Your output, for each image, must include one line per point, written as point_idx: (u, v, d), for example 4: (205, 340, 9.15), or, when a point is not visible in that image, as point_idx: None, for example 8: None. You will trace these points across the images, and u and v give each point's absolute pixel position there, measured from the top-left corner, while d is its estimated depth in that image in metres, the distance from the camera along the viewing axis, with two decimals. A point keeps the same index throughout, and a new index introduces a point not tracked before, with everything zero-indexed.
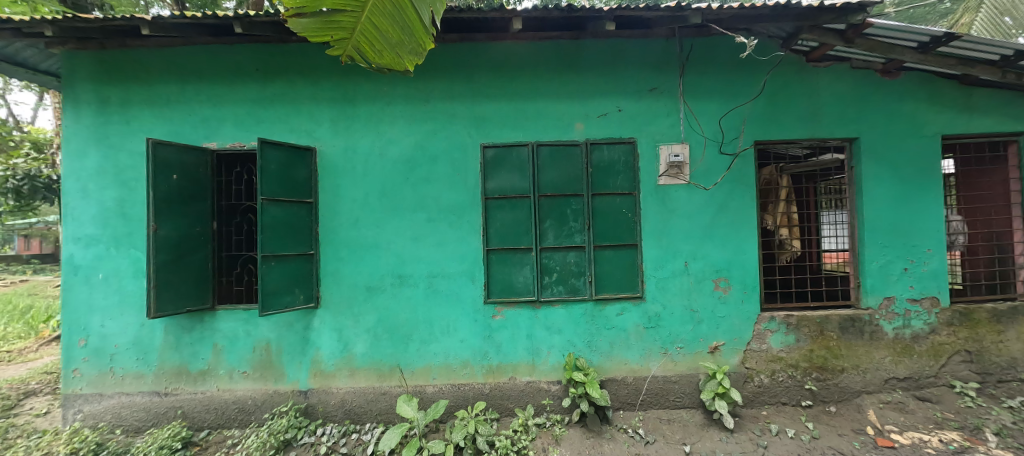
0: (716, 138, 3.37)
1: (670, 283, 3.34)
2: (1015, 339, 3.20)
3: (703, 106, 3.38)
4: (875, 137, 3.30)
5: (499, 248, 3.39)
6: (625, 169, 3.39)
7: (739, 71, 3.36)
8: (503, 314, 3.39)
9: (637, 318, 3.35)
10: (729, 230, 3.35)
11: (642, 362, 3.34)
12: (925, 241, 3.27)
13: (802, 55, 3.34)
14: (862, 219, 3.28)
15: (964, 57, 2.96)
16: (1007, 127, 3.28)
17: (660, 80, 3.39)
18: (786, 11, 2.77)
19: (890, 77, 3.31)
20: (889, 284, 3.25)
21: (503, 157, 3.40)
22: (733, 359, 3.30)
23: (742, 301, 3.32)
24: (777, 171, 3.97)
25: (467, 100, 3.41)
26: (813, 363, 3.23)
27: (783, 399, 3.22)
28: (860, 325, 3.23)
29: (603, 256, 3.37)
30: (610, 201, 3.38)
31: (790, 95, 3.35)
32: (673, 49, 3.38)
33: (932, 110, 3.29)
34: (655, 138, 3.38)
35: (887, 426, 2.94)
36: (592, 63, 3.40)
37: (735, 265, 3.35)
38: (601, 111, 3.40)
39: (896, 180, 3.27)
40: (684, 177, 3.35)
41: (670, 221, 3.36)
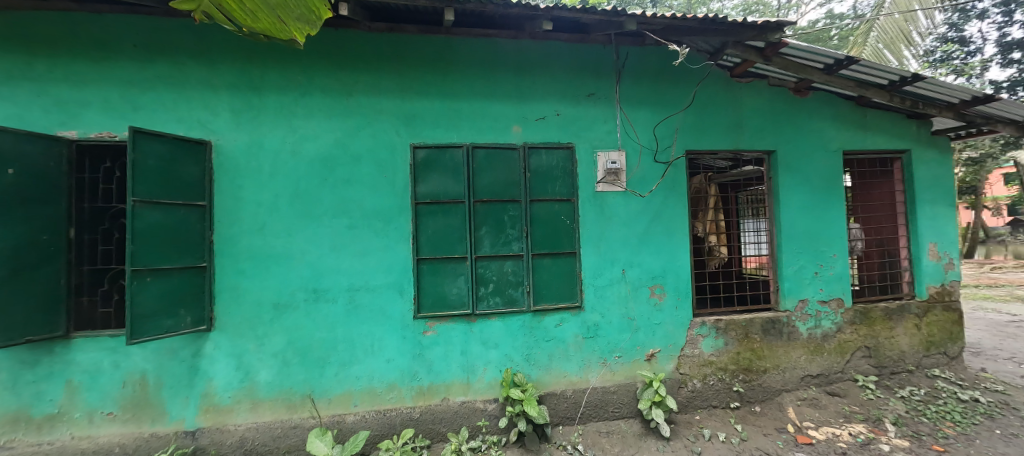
0: (650, 146, 3.41)
1: (608, 291, 3.30)
2: (902, 334, 3.59)
3: (638, 114, 3.40)
4: (789, 150, 3.54)
5: (431, 258, 3.13)
6: (564, 175, 3.30)
7: (671, 82, 3.44)
8: (435, 329, 3.12)
9: (576, 329, 3.25)
10: (663, 237, 3.39)
11: (581, 374, 3.24)
12: (831, 247, 3.55)
13: (727, 71, 3.50)
14: (779, 226, 3.49)
15: (860, 80, 3.27)
16: (892, 146, 3.70)
17: (596, 86, 3.36)
18: (714, 26, 2.84)
19: (801, 96, 3.59)
20: (803, 287, 3.48)
21: (436, 159, 3.16)
22: (668, 366, 3.31)
23: (676, 307, 3.36)
24: (706, 181, 4.18)
25: (396, 96, 3.12)
26: (739, 365, 3.34)
27: (714, 403, 3.29)
28: (779, 327, 3.42)
29: (542, 265, 3.25)
30: (548, 207, 3.26)
31: (716, 107, 3.49)
32: (609, 56, 3.38)
33: (834, 128, 3.62)
34: (593, 144, 3.34)
35: (805, 423, 3.11)
36: (530, 65, 3.29)
37: (669, 272, 3.38)
38: (539, 114, 3.29)
39: (807, 190, 3.54)
40: (620, 184, 3.34)
41: (608, 228, 3.32)
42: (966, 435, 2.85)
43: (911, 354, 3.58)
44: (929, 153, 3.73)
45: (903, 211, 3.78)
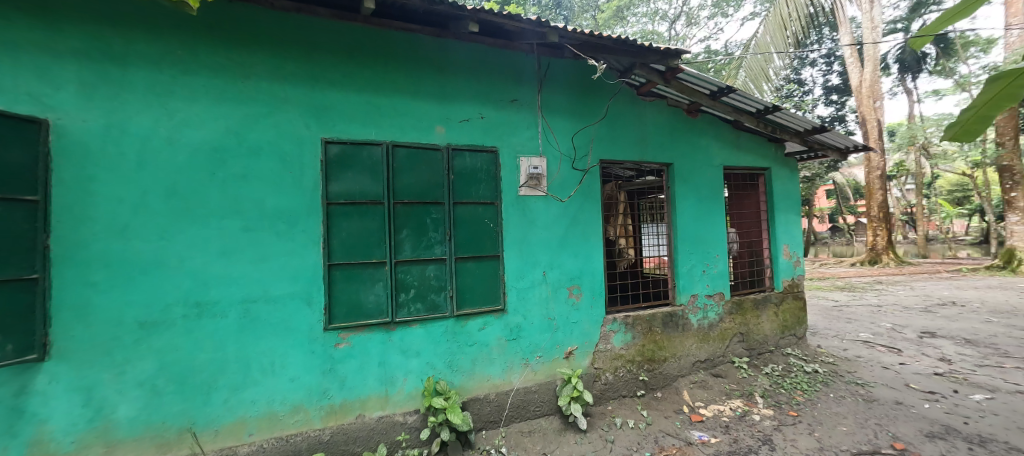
0: (569, 154, 3.60)
1: (530, 293, 3.38)
2: (765, 320, 4.33)
3: (558, 123, 3.58)
4: (683, 163, 4.04)
5: (345, 264, 2.88)
6: (487, 179, 3.32)
7: (587, 95, 3.69)
8: (348, 341, 2.87)
9: (499, 331, 3.28)
10: (580, 240, 3.60)
11: (504, 377, 3.26)
12: (715, 248, 4.14)
13: (633, 89, 3.87)
14: (676, 230, 3.95)
15: (736, 106, 3.86)
16: (758, 164, 4.45)
17: (519, 92, 3.45)
18: (624, 46, 3.11)
19: (692, 116, 4.11)
20: (694, 284, 3.99)
21: (351, 156, 2.92)
22: (584, 361, 3.52)
23: (591, 306, 3.59)
24: (615, 188, 4.57)
25: (304, 84, 2.82)
26: (644, 356, 3.69)
27: (623, 392, 3.58)
28: (676, 319, 3.86)
29: (466, 268, 3.21)
30: (472, 210, 3.25)
31: (625, 122, 3.84)
32: (531, 65, 3.49)
33: (717, 146, 4.22)
34: (516, 149, 3.41)
35: (697, 403, 3.55)
36: (454, 65, 3.24)
37: (585, 273, 3.60)
38: (463, 116, 3.26)
39: (697, 199, 4.07)
40: (542, 189, 3.45)
41: (530, 232, 3.41)
42: (811, 400, 3.52)
43: (771, 337, 4.33)
44: (782, 171, 4.57)
45: (765, 218, 4.57)
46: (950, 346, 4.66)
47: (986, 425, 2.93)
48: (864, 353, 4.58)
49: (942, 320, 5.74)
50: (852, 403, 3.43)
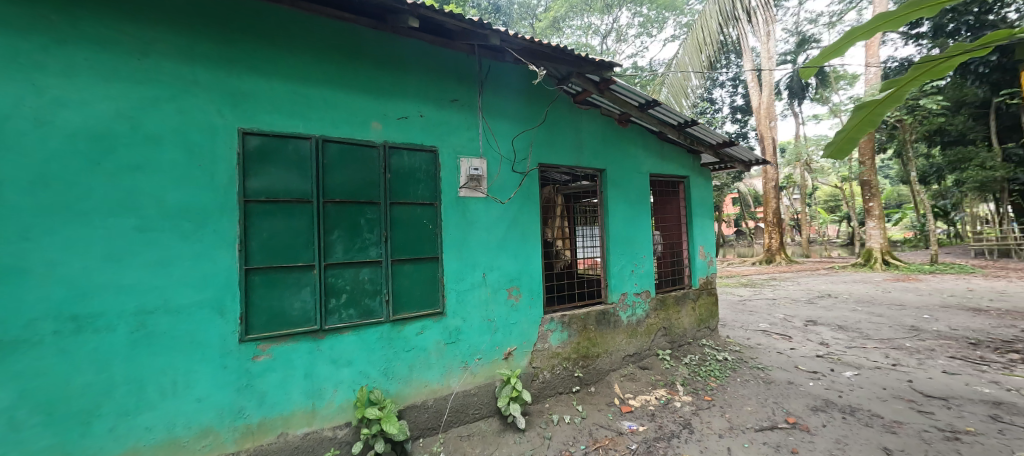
0: (509, 156, 3.65)
1: (469, 295, 3.36)
2: (684, 314, 4.77)
3: (499, 126, 3.61)
4: (615, 170, 4.30)
5: (265, 267, 2.62)
6: (426, 179, 3.24)
7: (526, 99, 3.78)
8: (269, 353, 2.61)
9: (438, 335, 3.20)
10: (520, 242, 3.67)
11: (443, 381, 3.20)
12: (642, 250, 4.46)
13: (570, 96, 4.04)
14: (608, 232, 4.20)
15: (661, 119, 4.21)
16: (679, 172, 4.90)
17: (460, 93, 3.42)
18: (563, 55, 3.24)
19: (623, 126, 4.40)
20: (624, 283, 4.27)
21: (274, 150, 2.67)
22: (523, 361, 3.58)
23: (529, 306, 3.66)
24: (552, 192, 4.73)
25: (217, 67, 2.52)
26: (579, 353, 3.86)
27: (560, 389, 3.70)
28: (608, 317, 4.09)
29: (403, 271, 3.10)
30: (410, 211, 3.15)
31: (563, 128, 3.99)
32: (472, 66, 3.49)
33: (645, 155, 4.57)
34: (456, 150, 3.38)
35: (626, 395, 3.78)
36: (392, 60, 3.12)
37: (524, 274, 3.67)
38: (401, 114, 3.15)
39: (627, 203, 4.36)
40: (482, 191, 3.46)
41: (470, 233, 3.40)
42: (722, 385, 3.95)
43: (689, 330, 4.79)
44: (698, 180, 5.09)
45: (684, 222, 5.05)
46: (827, 332, 5.52)
47: (853, 396, 3.51)
48: (763, 341, 5.24)
49: (820, 309, 6.79)
50: (754, 385, 3.90)
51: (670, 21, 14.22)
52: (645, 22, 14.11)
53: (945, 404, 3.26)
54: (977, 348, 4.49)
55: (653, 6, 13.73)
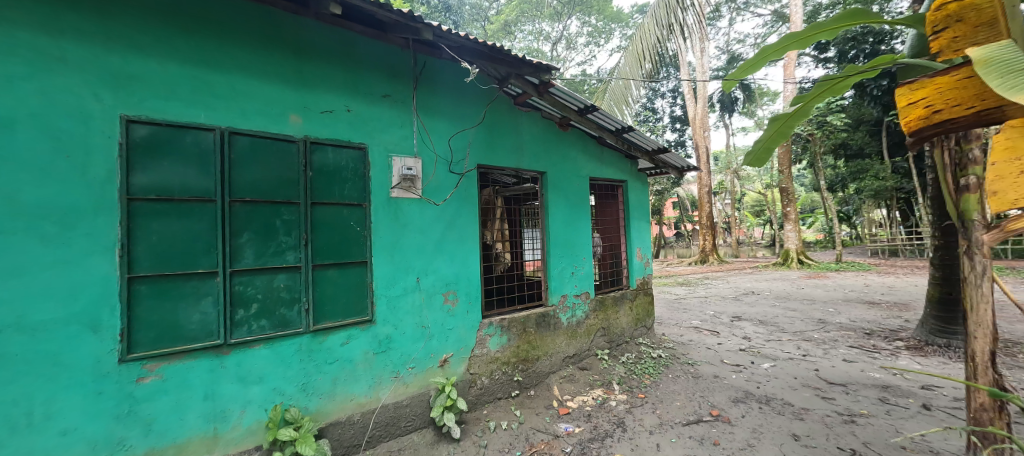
0: (446, 156, 3.53)
1: (401, 301, 3.19)
2: (622, 314, 4.91)
3: (435, 125, 3.48)
4: (555, 172, 4.33)
5: (155, 275, 2.29)
6: (354, 178, 3.03)
7: (465, 98, 3.68)
8: (158, 373, 2.27)
9: (366, 345, 3.00)
10: (457, 244, 3.55)
11: (371, 394, 2.99)
12: (581, 252, 4.53)
13: (511, 98, 4.01)
14: (548, 235, 4.21)
15: (600, 124, 4.29)
16: (617, 176, 5.05)
17: (393, 88, 3.25)
18: (501, 55, 3.15)
19: (563, 129, 4.45)
20: (564, 285, 4.30)
21: (167, 141, 2.34)
22: (460, 368, 3.46)
23: (467, 311, 3.56)
24: (494, 193, 4.68)
25: (94, 43, 2.17)
26: (518, 357, 3.81)
27: (499, 395, 3.63)
28: (548, 319, 4.09)
29: (326, 277, 2.87)
30: (334, 211, 2.92)
31: (502, 129, 3.94)
32: (407, 61, 3.33)
33: (584, 158, 4.66)
34: (388, 148, 3.20)
35: (565, 396, 3.79)
36: (315, 49, 2.88)
37: (461, 278, 3.56)
38: (325, 107, 2.92)
39: (567, 206, 4.41)
40: (416, 191, 3.30)
41: (402, 236, 3.22)
42: (655, 381, 4.09)
43: (627, 329, 4.94)
44: (635, 184, 5.29)
45: (622, 224, 5.21)
46: (750, 326, 5.97)
47: (770, 386, 3.78)
48: (694, 337, 5.55)
49: (745, 306, 7.36)
50: (684, 380, 4.08)
51: (616, 32, 14.87)
52: (593, 31, 14.64)
53: (844, 389, 3.61)
54: (870, 337, 5.06)
55: (600, 16, 14.28)
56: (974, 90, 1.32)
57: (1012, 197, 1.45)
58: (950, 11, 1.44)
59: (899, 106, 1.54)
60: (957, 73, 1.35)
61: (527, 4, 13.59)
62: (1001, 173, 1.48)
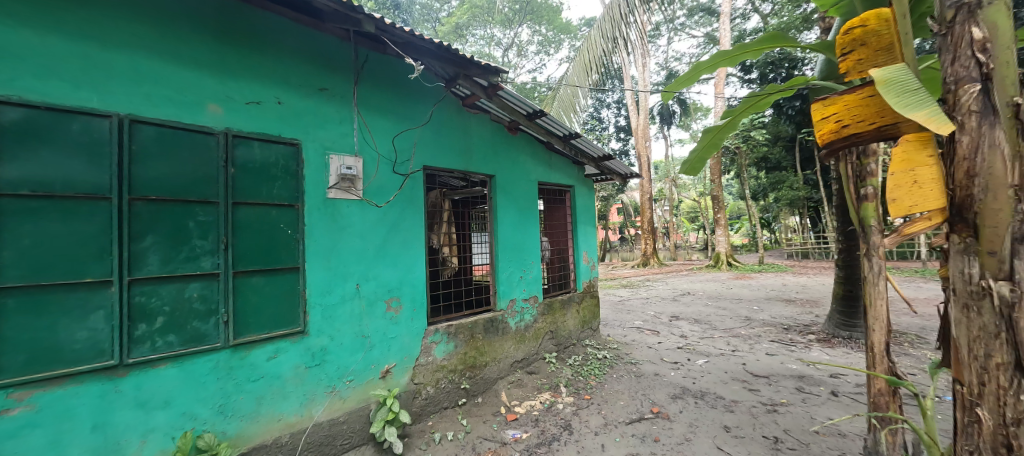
0: (390, 156, 3.37)
1: (338, 310, 2.97)
2: (569, 317, 5.01)
3: (378, 122, 3.32)
4: (504, 176, 4.32)
5: (27, 286, 1.91)
6: (285, 176, 2.79)
7: (410, 96, 3.56)
8: (29, 403, 1.90)
9: (297, 358, 2.75)
10: (401, 248, 3.40)
11: (302, 412, 2.75)
12: (530, 256, 4.56)
13: (459, 98, 3.95)
14: (496, 239, 4.18)
15: (548, 129, 4.34)
16: (565, 182, 5.16)
17: (331, 81, 3.04)
18: (448, 53, 3.06)
19: (512, 133, 4.45)
20: (512, 289, 4.29)
21: (45, 128, 1.98)
22: (403, 379, 3.30)
23: (411, 318, 3.41)
24: (441, 196, 4.57)
25: None
26: (466, 364, 3.72)
27: (445, 404, 3.52)
28: (496, 324, 4.04)
29: (250, 285, 2.59)
30: (261, 213, 2.65)
31: (450, 130, 3.86)
32: (347, 53, 3.15)
33: (533, 162, 4.70)
34: (325, 145, 2.99)
35: (513, 402, 3.75)
36: (239, 33, 2.61)
37: (405, 283, 3.40)
38: (251, 97, 2.65)
39: (516, 210, 4.41)
40: (356, 192, 3.11)
41: (340, 239, 3.01)
42: (600, 381, 4.21)
43: (574, 331, 5.05)
44: (582, 190, 5.45)
45: (570, 229, 5.33)
46: (686, 325, 6.38)
47: (704, 381, 4.03)
48: (636, 337, 5.81)
49: (681, 306, 7.86)
50: (627, 379, 4.23)
51: (565, 43, 15.40)
52: (543, 41, 15.02)
53: (768, 381, 3.95)
54: (788, 332, 5.62)
55: (549, 27, 14.71)
56: (880, 108, 1.27)
57: (911, 204, 1.15)
58: (856, 34, 1.46)
59: (812, 121, 1.48)
60: (864, 92, 1.30)
61: (479, 8, 13.65)
62: (896, 182, 1.19)
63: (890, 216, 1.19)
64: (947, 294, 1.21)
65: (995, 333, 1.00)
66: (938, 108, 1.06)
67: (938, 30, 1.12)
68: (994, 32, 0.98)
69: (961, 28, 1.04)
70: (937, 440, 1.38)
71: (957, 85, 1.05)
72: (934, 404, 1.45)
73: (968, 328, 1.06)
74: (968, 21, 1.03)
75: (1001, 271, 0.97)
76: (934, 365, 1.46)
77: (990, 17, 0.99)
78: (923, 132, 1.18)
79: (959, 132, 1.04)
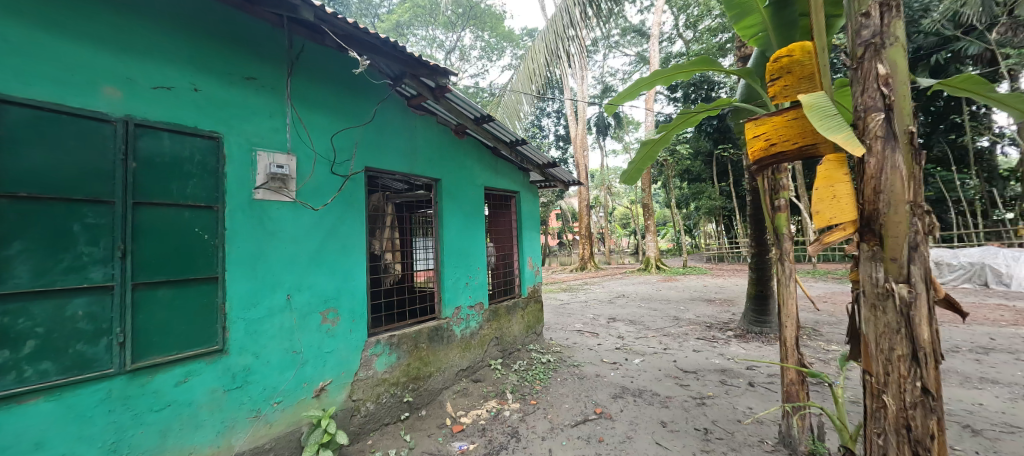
0: (327, 156, 3.14)
1: (265, 324, 2.68)
2: (514, 322, 5.06)
3: (314, 119, 3.07)
4: (450, 181, 4.25)
5: None
6: (202, 174, 2.46)
7: (351, 93, 3.35)
8: None
9: (213, 381, 2.42)
10: (339, 255, 3.17)
11: (219, 443, 2.42)
12: (476, 262, 4.53)
13: (404, 98, 3.80)
14: (442, 245, 4.09)
15: (495, 135, 4.36)
16: (511, 188, 5.23)
17: (260, 70, 2.76)
18: (395, 51, 2.92)
19: (458, 136, 4.40)
20: (457, 296, 4.21)
21: None
22: (340, 396, 3.07)
23: (350, 330, 3.18)
24: (383, 200, 4.39)
25: None
26: (409, 376, 3.56)
27: (386, 420, 3.34)
28: (441, 332, 3.94)
29: (154, 299, 2.24)
30: (171, 215, 2.31)
31: (394, 131, 3.71)
32: (279, 41, 2.88)
33: (480, 168, 4.69)
34: (251, 140, 2.70)
35: (459, 412, 3.67)
36: (144, 7, 2.25)
37: (344, 293, 3.18)
38: (160, 82, 2.30)
39: (462, 216, 4.36)
40: (288, 194, 2.84)
41: (269, 246, 2.72)
42: (545, 385, 4.29)
43: (519, 337, 5.12)
44: (526, 196, 5.55)
45: (515, 234, 5.40)
46: (622, 326, 6.78)
47: (641, 380, 4.30)
48: (577, 339, 6.04)
49: (617, 308, 8.35)
50: (571, 381, 4.37)
51: (508, 51, 15.66)
52: (486, 47, 15.11)
53: (695, 376, 4.33)
54: (710, 329, 6.23)
55: (492, 33, 14.86)
56: (802, 131, 1.50)
57: (832, 216, 1.36)
58: (783, 63, 1.68)
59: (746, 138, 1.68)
60: (789, 115, 1.51)
61: (421, 8, 13.36)
62: (820, 197, 1.39)
63: (814, 225, 1.40)
64: (857, 295, 1.43)
65: (896, 329, 1.21)
66: (853, 132, 1.26)
67: (851, 65, 1.32)
68: (894, 69, 1.19)
69: (869, 64, 1.25)
70: (845, 421, 1.74)
71: (867, 113, 1.25)
72: (842, 393, 1.81)
73: (876, 325, 1.27)
74: (874, 58, 1.23)
75: (902, 274, 1.19)
76: (842, 358, 1.78)
77: (890, 57, 1.20)
78: (837, 153, 1.41)
79: (869, 154, 1.24)
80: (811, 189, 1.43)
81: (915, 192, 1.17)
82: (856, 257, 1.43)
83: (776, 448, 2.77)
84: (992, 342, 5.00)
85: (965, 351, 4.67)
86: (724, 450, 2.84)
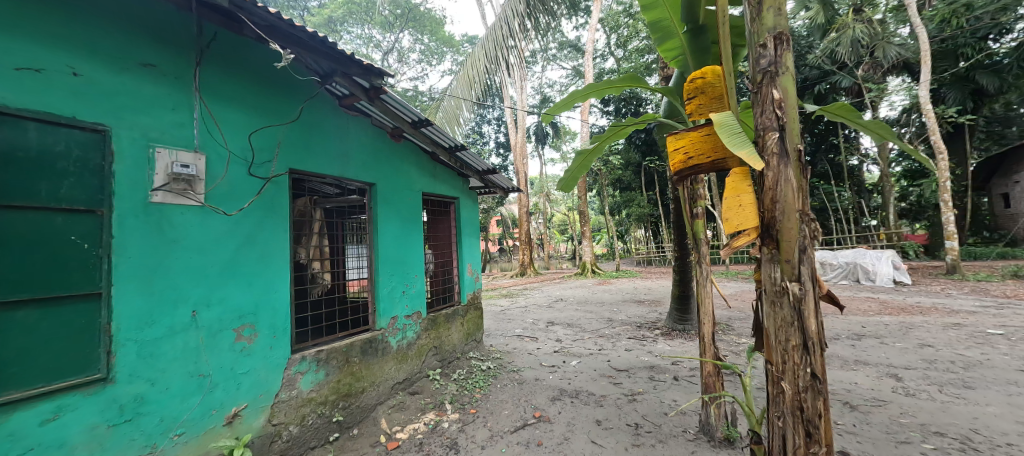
0: (244, 155, 2.82)
1: (164, 346, 2.31)
2: (453, 330, 4.96)
3: (228, 114, 2.75)
4: (386, 185, 4.07)
5: None
6: (81, 172, 2.09)
7: (272, 89, 3.06)
8: None
9: (94, 416, 2.03)
10: (258, 265, 2.85)
11: None
12: (413, 270, 4.38)
13: (335, 97, 3.57)
14: (377, 252, 3.89)
15: (434, 140, 4.26)
16: (450, 193, 5.16)
17: (162, 56, 2.41)
18: (325, 47, 2.71)
19: (395, 140, 4.22)
20: (393, 305, 4.03)
21: None
22: (257, 421, 2.75)
23: (269, 348, 2.87)
24: (311, 204, 4.08)
25: None
26: (339, 394, 3.31)
27: (312, 443, 3.06)
28: (375, 345, 3.72)
29: (12, 323, 1.84)
30: (37, 219, 1.93)
31: (323, 132, 3.46)
32: (187, 26, 2.54)
33: (417, 172, 4.55)
34: (149, 135, 2.34)
35: (395, 428, 3.48)
36: None
37: (262, 307, 2.85)
38: (25, 62, 1.92)
39: (399, 222, 4.20)
40: (194, 196, 2.50)
41: (168, 255, 2.37)
42: (486, 392, 4.26)
43: (458, 345, 5.03)
44: (466, 202, 5.52)
45: (454, 241, 5.31)
46: (561, 329, 6.98)
47: (578, 380, 4.46)
48: (518, 344, 6.10)
49: (557, 311, 8.59)
50: (510, 387, 4.37)
51: (448, 56, 15.52)
52: (425, 50, 14.85)
53: (627, 373, 4.60)
54: (640, 329, 6.66)
55: (432, 38, 14.65)
56: (714, 146, 1.67)
57: (738, 223, 1.53)
58: (698, 84, 1.86)
59: (668, 151, 1.82)
60: (704, 132, 1.68)
61: (355, 5, 12.82)
62: (729, 206, 1.56)
63: (725, 232, 1.56)
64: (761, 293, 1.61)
65: (791, 322, 1.38)
66: (754, 148, 1.42)
67: (752, 88, 1.49)
68: (786, 95, 1.36)
69: (766, 89, 1.42)
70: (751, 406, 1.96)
71: (765, 132, 1.41)
72: (750, 382, 2.04)
73: (775, 319, 1.43)
74: (770, 85, 1.41)
75: (795, 274, 1.35)
76: (749, 350, 1.98)
77: (783, 84, 1.38)
78: (742, 166, 1.59)
79: (767, 168, 1.40)
80: (722, 198, 1.60)
81: (803, 202, 1.35)
82: (758, 259, 1.61)
83: (697, 436, 3.03)
84: (863, 329, 5.98)
85: (844, 338, 5.52)
86: (652, 442, 3.03)
